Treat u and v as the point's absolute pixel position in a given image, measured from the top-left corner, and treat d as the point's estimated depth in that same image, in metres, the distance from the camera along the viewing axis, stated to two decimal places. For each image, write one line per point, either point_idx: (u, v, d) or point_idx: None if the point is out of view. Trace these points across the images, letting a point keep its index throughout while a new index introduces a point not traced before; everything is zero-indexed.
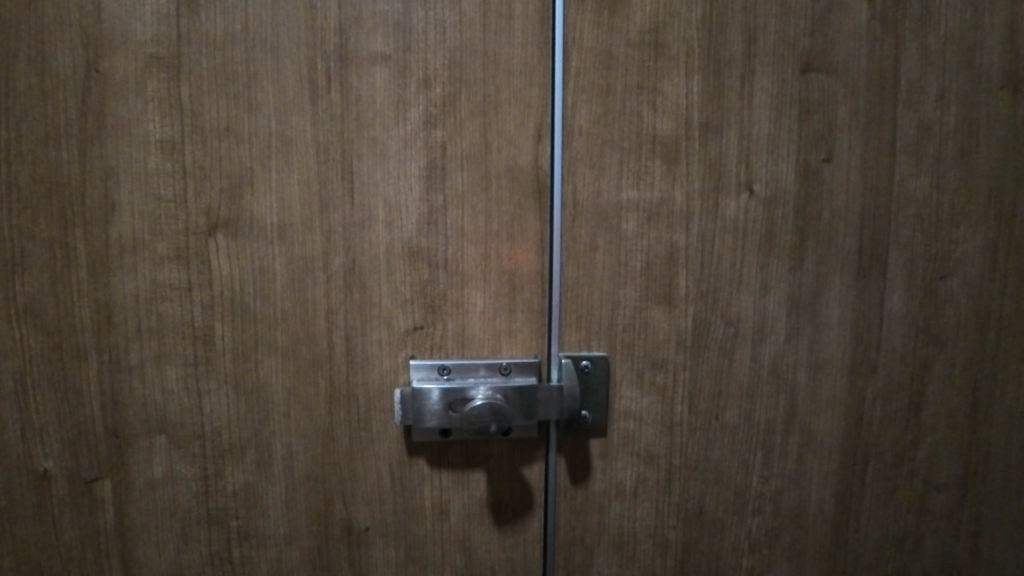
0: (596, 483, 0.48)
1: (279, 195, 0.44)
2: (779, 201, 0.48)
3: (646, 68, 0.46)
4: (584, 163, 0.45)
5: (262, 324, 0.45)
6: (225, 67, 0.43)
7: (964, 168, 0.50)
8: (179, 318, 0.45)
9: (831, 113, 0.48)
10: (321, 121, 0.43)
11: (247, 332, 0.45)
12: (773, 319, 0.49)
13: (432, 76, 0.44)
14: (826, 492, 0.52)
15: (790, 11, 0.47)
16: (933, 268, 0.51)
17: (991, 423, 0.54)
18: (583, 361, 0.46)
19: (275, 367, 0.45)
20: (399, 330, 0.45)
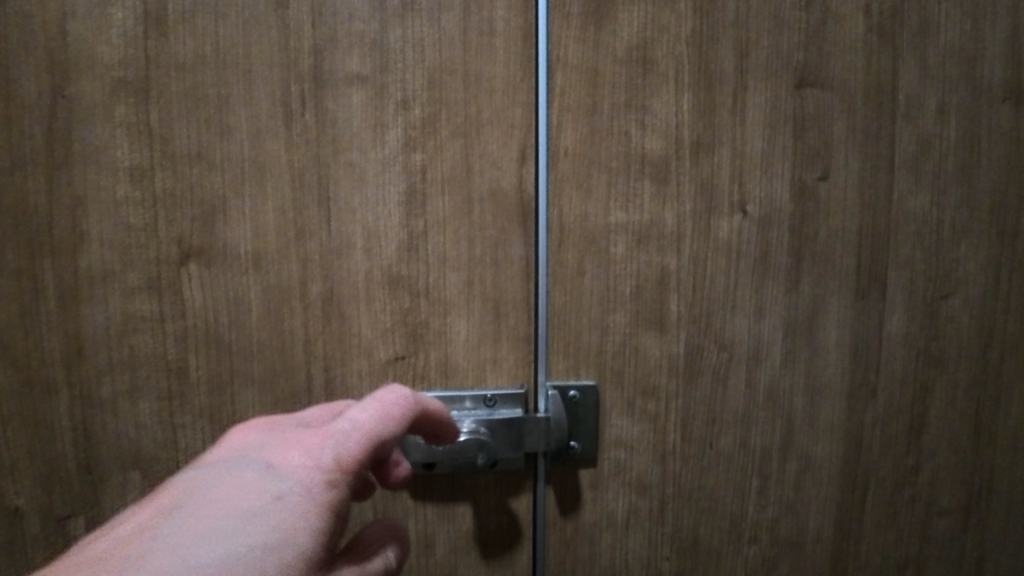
0: (586, 514, 0.47)
1: (253, 222, 0.42)
2: (773, 221, 0.46)
3: (634, 85, 0.44)
4: (570, 185, 0.44)
5: (238, 355, 0.43)
6: (196, 90, 0.42)
7: (965, 184, 0.49)
8: (152, 351, 0.43)
9: (826, 130, 0.46)
10: (297, 146, 0.42)
11: (222, 364, 0.43)
12: (768, 343, 0.47)
13: (411, 97, 0.42)
14: (825, 519, 0.50)
15: (783, 25, 0.45)
16: (934, 288, 0.49)
17: (996, 445, 0.52)
18: (571, 391, 0.45)
19: (253, 400, 0.44)
20: (380, 361, 0.44)
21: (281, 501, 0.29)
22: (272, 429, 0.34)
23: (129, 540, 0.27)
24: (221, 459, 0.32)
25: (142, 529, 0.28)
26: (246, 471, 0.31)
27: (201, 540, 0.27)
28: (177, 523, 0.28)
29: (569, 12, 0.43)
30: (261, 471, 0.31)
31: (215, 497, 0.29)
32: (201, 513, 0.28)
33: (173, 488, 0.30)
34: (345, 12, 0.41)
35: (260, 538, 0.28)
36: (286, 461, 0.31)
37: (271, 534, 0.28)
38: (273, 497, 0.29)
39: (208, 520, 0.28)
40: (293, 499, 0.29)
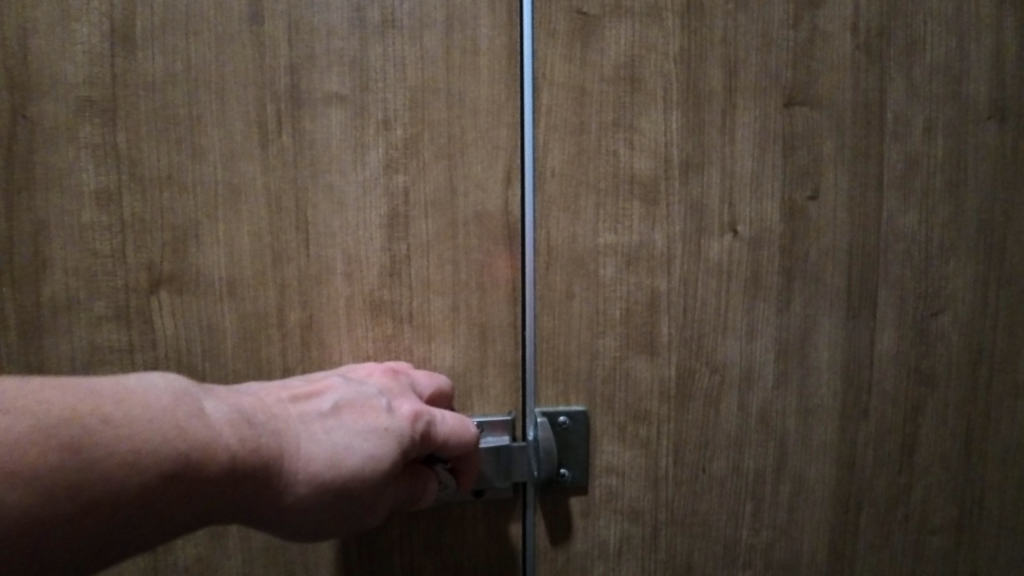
0: (577, 542, 0.46)
1: (227, 247, 0.40)
2: (764, 241, 0.45)
3: (622, 104, 0.43)
4: (558, 207, 0.43)
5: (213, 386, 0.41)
6: (167, 110, 0.40)
7: (954, 201, 0.49)
8: None
9: (815, 148, 0.46)
10: (273, 167, 0.40)
11: None
12: (760, 364, 0.46)
13: (393, 116, 0.41)
14: (819, 541, 0.49)
15: (771, 43, 0.45)
16: (924, 306, 0.49)
17: (987, 462, 0.52)
18: (561, 417, 0.44)
19: None
20: None
21: (401, 438, 0.35)
22: (395, 378, 0.39)
23: (315, 396, 0.35)
24: (361, 383, 0.37)
25: (319, 397, 0.35)
26: (380, 401, 0.36)
27: (343, 429, 0.34)
28: (337, 412, 0.34)
29: (554, 30, 0.42)
30: (391, 405, 0.36)
31: (358, 408, 0.35)
32: (350, 413, 0.35)
33: (338, 382, 0.36)
34: (323, 29, 0.40)
35: (365, 454, 0.34)
36: (407, 403, 0.37)
37: (391, 457, 0.34)
38: (393, 429, 0.35)
39: (357, 423, 0.34)
40: (407, 443, 0.35)
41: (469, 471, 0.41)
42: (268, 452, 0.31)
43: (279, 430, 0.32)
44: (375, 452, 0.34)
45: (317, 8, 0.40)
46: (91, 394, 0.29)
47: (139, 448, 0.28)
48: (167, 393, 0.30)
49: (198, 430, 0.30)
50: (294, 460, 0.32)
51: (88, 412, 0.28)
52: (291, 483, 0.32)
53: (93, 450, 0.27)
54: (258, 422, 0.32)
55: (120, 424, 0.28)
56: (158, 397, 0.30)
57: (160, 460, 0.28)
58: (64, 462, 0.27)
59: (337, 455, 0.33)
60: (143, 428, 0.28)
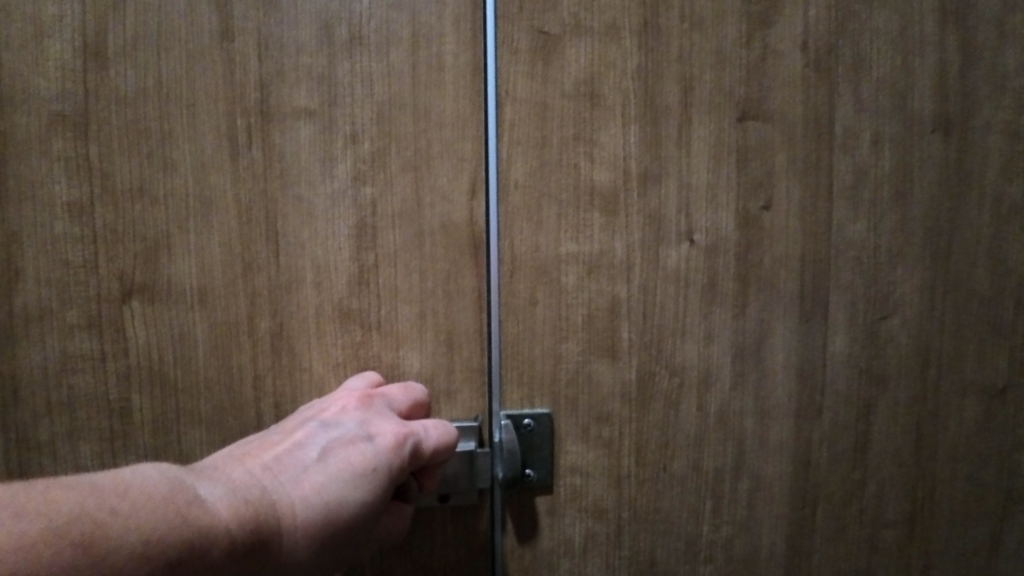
0: (544, 540, 0.48)
1: (198, 257, 0.42)
2: (719, 249, 0.47)
3: (582, 119, 0.45)
4: (521, 218, 0.44)
5: (184, 394, 0.42)
6: (139, 124, 0.41)
7: (901, 210, 0.51)
8: (93, 390, 0.42)
9: (768, 160, 0.48)
10: (243, 179, 0.42)
11: (167, 402, 0.42)
12: (718, 367, 0.48)
13: (360, 130, 0.42)
14: (777, 535, 0.52)
15: (725, 61, 0.47)
16: (874, 310, 0.51)
17: (937, 457, 0.55)
18: (526, 419, 0.46)
19: (198, 438, 0.43)
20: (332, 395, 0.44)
21: (389, 465, 0.37)
22: (370, 403, 0.40)
23: (300, 448, 0.36)
24: (340, 422, 0.38)
25: (303, 447, 0.36)
26: (363, 437, 0.37)
27: (336, 475, 0.35)
28: (324, 460, 0.36)
29: (517, 48, 0.44)
30: (373, 438, 0.38)
31: (344, 450, 0.36)
32: (337, 457, 0.36)
33: (318, 430, 0.37)
34: (293, 46, 0.41)
35: (361, 492, 0.35)
36: (389, 429, 0.39)
37: (384, 487, 0.37)
38: (381, 461, 0.37)
39: (346, 465, 0.36)
40: (396, 468, 0.37)
41: (433, 473, 0.42)
42: (271, 521, 0.32)
43: (273, 494, 0.33)
44: (369, 485, 0.36)
45: (287, 26, 0.41)
46: (92, 488, 0.28)
47: (149, 537, 0.27)
48: (164, 481, 0.30)
49: (200, 515, 0.29)
50: (297, 520, 0.33)
51: (95, 507, 0.27)
52: (299, 544, 0.33)
53: (105, 544, 0.26)
54: (253, 494, 0.32)
55: (128, 514, 0.28)
56: (157, 486, 0.30)
57: (169, 548, 0.28)
58: (76, 561, 0.25)
59: (334, 504, 0.34)
60: (149, 518, 0.28)
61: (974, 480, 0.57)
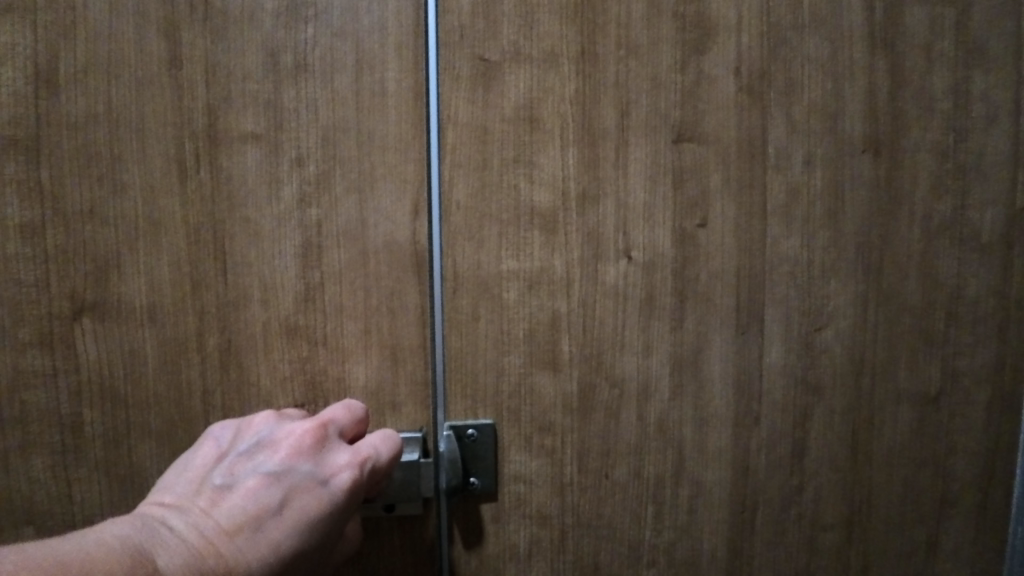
0: (489, 546, 0.49)
1: (147, 276, 0.43)
2: (656, 265, 0.50)
3: (522, 142, 0.47)
4: (463, 237, 0.46)
5: (135, 408, 0.44)
6: (89, 147, 0.42)
7: (834, 226, 0.54)
8: (45, 406, 0.44)
9: (703, 180, 0.50)
10: (192, 201, 0.43)
11: (118, 417, 0.44)
12: (657, 377, 0.50)
13: (305, 154, 0.44)
14: (718, 539, 0.54)
15: (660, 86, 0.49)
16: (809, 322, 0.54)
17: (874, 462, 0.57)
18: (469, 430, 0.47)
19: (149, 451, 0.44)
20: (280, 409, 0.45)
21: (345, 507, 0.39)
22: (324, 436, 0.41)
23: (255, 496, 0.37)
24: (294, 468, 0.39)
25: (259, 499, 0.37)
26: (318, 483, 0.39)
27: (292, 525, 0.37)
28: (280, 510, 0.37)
29: (458, 75, 0.46)
30: (328, 483, 0.39)
31: (299, 498, 0.38)
32: (293, 505, 0.37)
33: (272, 478, 0.38)
34: (240, 73, 0.43)
35: (318, 535, 0.38)
36: (342, 470, 0.40)
37: (340, 526, 0.39)
38: (337, 505, 0.39)
39: (307, 504, 0.38)
40: (352, 507, 0.40)
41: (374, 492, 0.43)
42: None
43: (231, 554, 0.34)
44: (329, 521, 0.38)
45: (234, 53, 0.43)
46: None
47: None
48: (119, 558, 0.31)
49: None
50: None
51: None
52: None
53: None
54: (211, 559, 0.33)
55: None
56: (114, 565, 0.31)
57: None
58: None
59: (292, 552, 0.36)
60: None
61: (910, 484, 0.59)
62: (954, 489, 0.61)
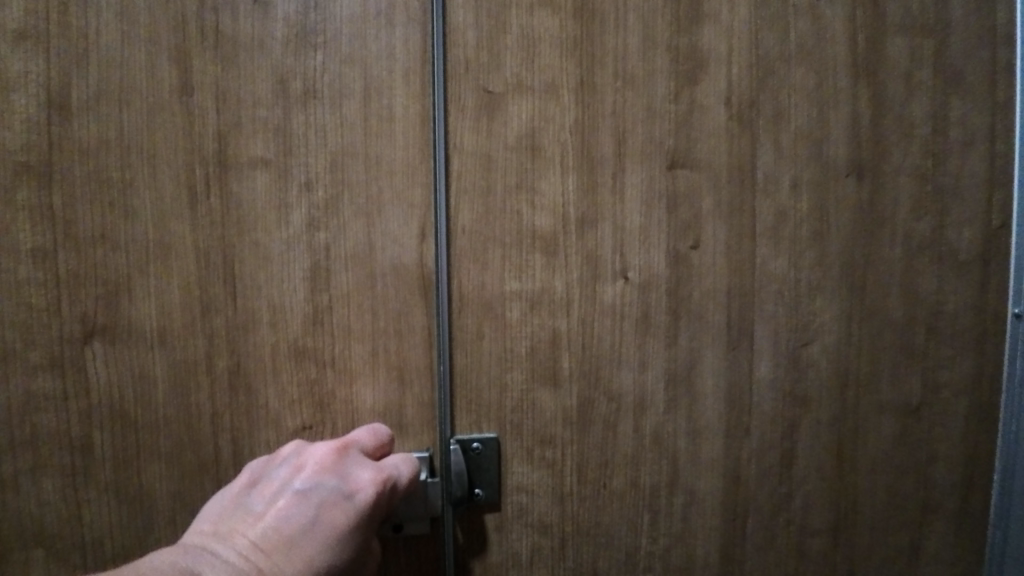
0: (493, 555, 0.51)
1: (158, 299, 0.44)
2: (652, 285, 0.52)
3: (524, 168, 0.49)
4: (467, 259, 0.48)
5: (146, 429, 0.45)
6: (102, 175, 0.43)
7: (818, 246, 0.57)
8: (55, 428, 0.44)
9: (696, 204, 0.53)
10: (202, 225, 0.44)
11: (129, 438, 0.45)
12: (652, 392, 0.53)
13: (314, 178, 0.46)
14: (711, 545, 0.56)
15: (655, 114, 0.52)
16: (795, 337, 0.56)
17: (857, 470, 0.60)
18: (474, 443, 0.49)
19: (160, 470, 0.46)
20: (288, 428, 0.47)
21: (372, 519, 0.41)
22: (346, 453, 0.43)
23: (287, 515, 0.39)
24: (321, 484, 0.41)
25: (290, 517, 0.39)
26: (345, 498, 0.40)
27: (324, 540, 0.38)
28: (311, 526, 0.39)
29: (462, 104, 0.48)
30: (354, 497, 0.41)
31: (329, 514, 0.39)
32: (323, 521, 0.39)
33: (301, 496, 0.40)
34: (251, 102, 0.44)
35: (348, 548, 0.39)
36: (367, 484, 0.42)
37: (368, 539, 0.41)
38: (364, 518, 0.40)
39: (337, 517, 0.39)
40: (378, 519, 0.41)
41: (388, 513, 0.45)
42: None
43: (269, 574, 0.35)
44: (358, 533, 0.40)
45: (248, 81, 0.44)
46: None
47: None
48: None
49: None
50: None
51: None
52: None
53: None
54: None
55: None
56: None
57: None
58: None
59: (326, 567, 0.38)
60: None
61: (890, 490, 0.62)
62: (934, 494, 0.64)
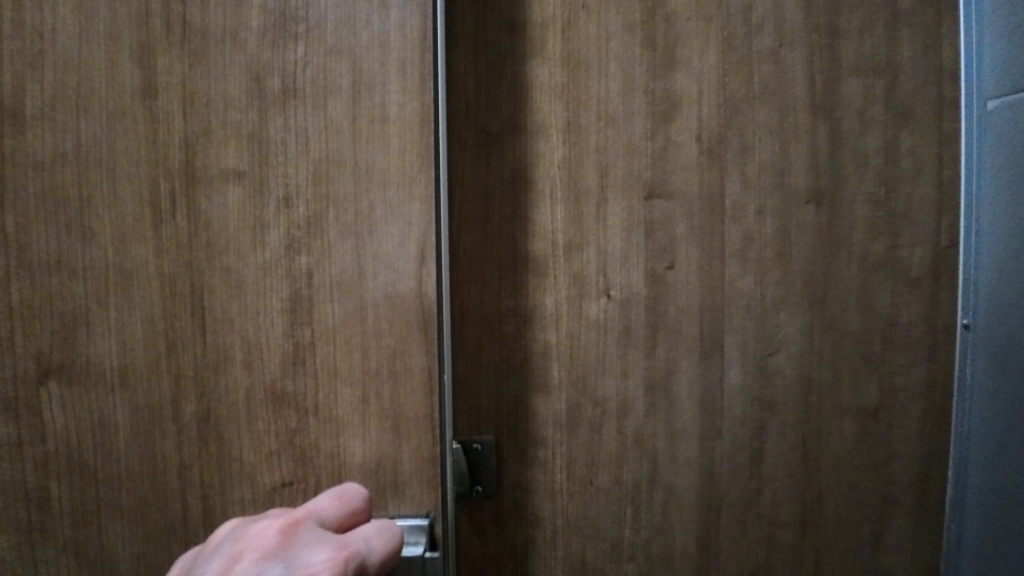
0: (491, 545, 0.57)
1: (117, 311, 0.49)
2: (632, 301, 0.58)
3: (517, 200, 0.56)
4: (468, 280, 0.56)
5: (106, 432, 0.50)
6: (57, 202, 0.49)
7: (783, 266, 0.63)
8: (26, 435, 0.50)
9: (671, 229, 0.59)
10: (166, 251, 0.49)
11: (88, 440, 0.50)
12: (633, 397, 0.59)
13: (293, 195, 0.49)
14: (688, 536, 0.62)
15: (634, 150, 0.59)
16: (762, 347, 0.63)
17: (823, 468, 0.66)
18: (475, 444, 0.56)
19: (132, 472, 0.50)
20: (263, 438, 0.50)
21: None
22: (297, 530, 0.38)
23: None
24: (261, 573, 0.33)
25: None
26: None
27: None
28: None
29: (463, 145, 0.55)
30: None
31: None
32: None
33: None
34: (225, 128, 0.49)
35: None
36: (323, 561, 0.35)
37: None
38: None
39: None
40: None
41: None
42: None
43: None
44: None
45: (215, 121, 0.49)
46: None
47: None
48: None
49: None
50: None
51: None
52: None
53: None
54: None
55: None
56: None
57: None
58: None
59: None
60: None
61: (855, 487, 0.68)
62: (895, 489, 0.70)
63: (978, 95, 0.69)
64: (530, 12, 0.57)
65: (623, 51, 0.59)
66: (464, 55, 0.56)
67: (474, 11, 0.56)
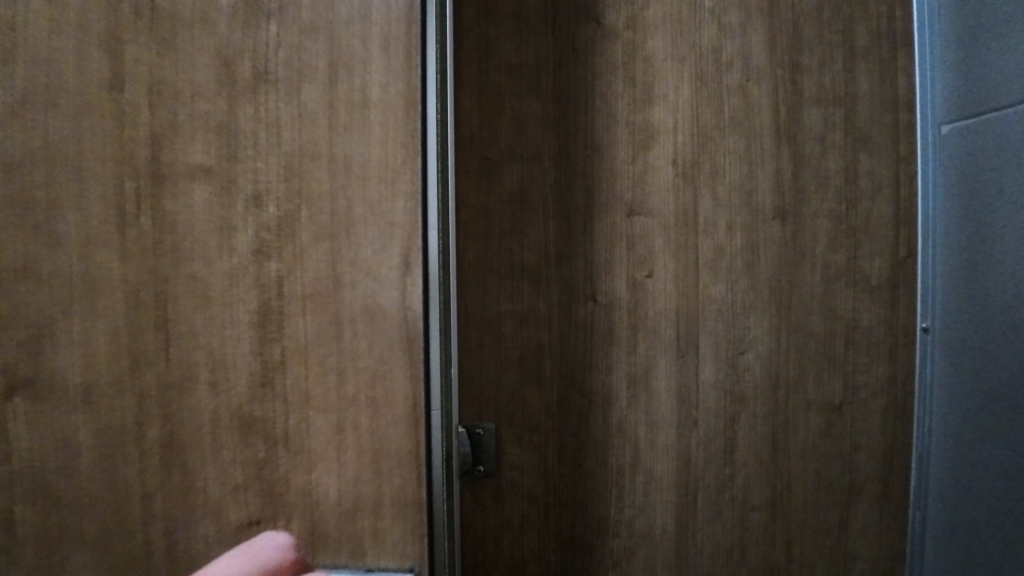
0: (492, 518, 0.66)
1: (82, 333, 0.40)
2: (615, 305, 0.67)
3: (514, 217, 0.65)
4: (473, 287, 0.64)
5: (62, 484, 0.40)
6: (20, 197, 0.38)
7: (751, 274, 0.71)
8: None
9: (649, 242, 0.68)
10: (133, 255, 0.40)
11: (50, 496, 0.40)
12: (616, 390, 0.67)
13: (262, 192, 0.41)
14: (668, 516, 0.70)
15: (617, 174, 0.67)
16: (733, 347, 0.71)
17: (792, 456, 0.74)
18: (477, 429, 0.65)
19: (88, 536, 0.40)
20: (231, 477, 0.41)
21: None
22: None
23: None
24: None
25: None
26: None
27: None
28: None
29: (468, 171, 0.65)
30: None
31: None
32: None
33: None
34: (194, 118, 0.40)
35: None
36: None
37: None
38: None
39: None
40: None
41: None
42: None
43: None
44: None
45: (181, 112, 0.40)
46: None
47: None
48: None
49: None
50: None
51: None
52: None
53: None
54: None
55: None
56: None
57: None
58: None
59: None
60: None
61: (822, 475, 0.75)
62: (859, 478, 0.77)
63: (932, 120, 0.77)
64: (526, 56, 0.66)
65: (607, 88, 0.68)
66: (469, 94, 0.65)
67: (477, 56, 0.65)
